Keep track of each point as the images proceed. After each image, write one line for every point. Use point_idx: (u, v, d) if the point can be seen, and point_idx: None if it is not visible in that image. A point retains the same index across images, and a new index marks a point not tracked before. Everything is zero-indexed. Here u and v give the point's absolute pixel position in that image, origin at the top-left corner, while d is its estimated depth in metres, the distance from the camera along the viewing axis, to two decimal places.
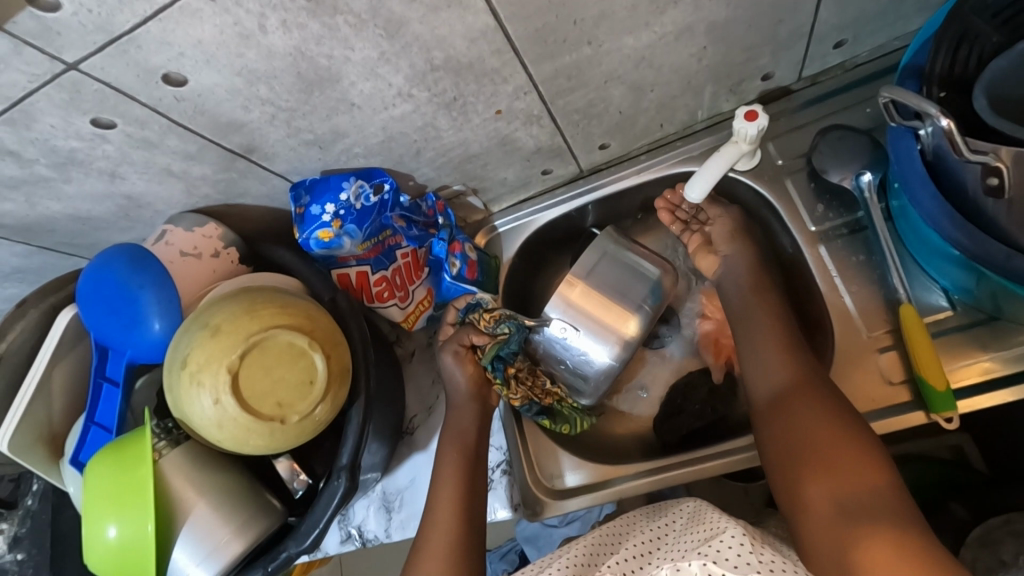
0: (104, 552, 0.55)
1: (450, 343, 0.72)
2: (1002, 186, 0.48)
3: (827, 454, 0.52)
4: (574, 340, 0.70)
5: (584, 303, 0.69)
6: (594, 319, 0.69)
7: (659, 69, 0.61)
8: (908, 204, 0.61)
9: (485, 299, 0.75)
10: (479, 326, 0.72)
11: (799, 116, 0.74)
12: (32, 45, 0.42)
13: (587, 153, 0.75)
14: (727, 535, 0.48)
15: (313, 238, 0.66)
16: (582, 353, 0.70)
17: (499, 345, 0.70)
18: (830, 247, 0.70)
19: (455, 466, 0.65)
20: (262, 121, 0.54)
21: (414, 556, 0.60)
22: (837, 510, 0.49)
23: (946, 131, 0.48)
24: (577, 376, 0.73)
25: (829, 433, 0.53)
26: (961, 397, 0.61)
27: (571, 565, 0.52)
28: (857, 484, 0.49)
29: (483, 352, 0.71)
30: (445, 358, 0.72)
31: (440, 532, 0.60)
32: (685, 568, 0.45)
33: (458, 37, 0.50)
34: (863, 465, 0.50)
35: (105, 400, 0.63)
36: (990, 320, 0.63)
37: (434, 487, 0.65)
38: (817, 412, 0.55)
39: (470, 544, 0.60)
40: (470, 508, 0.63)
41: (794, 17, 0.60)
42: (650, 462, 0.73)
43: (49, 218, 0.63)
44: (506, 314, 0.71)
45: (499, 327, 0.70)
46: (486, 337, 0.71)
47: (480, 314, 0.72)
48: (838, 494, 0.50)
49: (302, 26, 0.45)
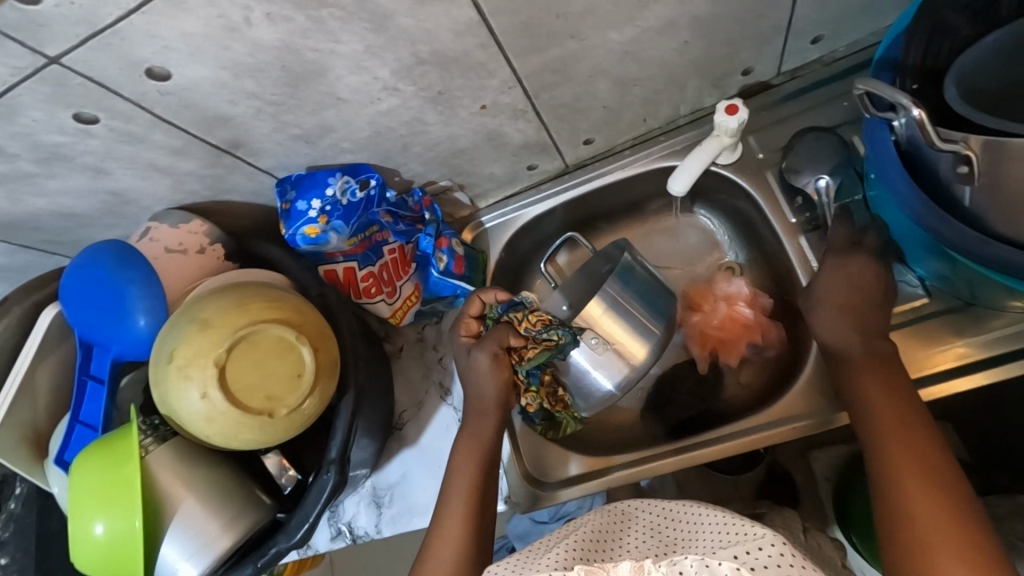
0: (91, 548, 0.55)
1: (493, 345, 0.66)
2: (972, 173, 0.49)
3: (888, 458, 0.50)
4: (596, 360, 0.69)
5: (613, 323, 0.69)
6: (618, 339, 0.69)
7: (641, 64, 0.62)
8: (882, 194, 0.63)
9: (527, 298, 0.71)
10: (520, 325, 0.67)
11: (777, 111, 0.76)
12: (15, 37, 0.42)
13: (572, 147, 0.75)
14: (762, 541, 0.43)
15: (299, 235, 0.65)
16: (594, 373, 0.69)
17: (550, 351, 0.66)
18: (810, 239, 0.73)
19: (469, 464, 0.63)
20: (248, 116, 0.54)
21: (420, 557, 0.59)
22: (889, 517, 0.48)
23: (918, 121, 0.49)
24: (578, 395, 0.71)
25: (896, 436, 0.51)
26: (936, 380, 0.63)
27: (575, 551, 0.48)
28: (915, 498, 0.47)
29: (522, 357, 0.67)
30: (481, 357, 0.66)
31: (449, 532, 0.59)
32: (715, 566, 0.40)
33: (444, 31, 0.50)
34: (924, 479, 0.48)
35: (90, 399, 0.63)
36: (964, 306, 0.64)
37: (447, 488, 0.63)
38: (889, 413, 0.53)
39: (478, 536, 0.59)
40: (485, 514, 0.61)
41: (772, 13, 0.61)
42: (669, 446, 0.73)
43: (33, 215, 0.62)
44: (559, 322, 0.66)
45: (546, 333, 0.66)
46: (523, 339, 0.67)
47: (521, 314, 0.68)
48: (892, 504, 0.48)
49: (288, 18, 0.45)
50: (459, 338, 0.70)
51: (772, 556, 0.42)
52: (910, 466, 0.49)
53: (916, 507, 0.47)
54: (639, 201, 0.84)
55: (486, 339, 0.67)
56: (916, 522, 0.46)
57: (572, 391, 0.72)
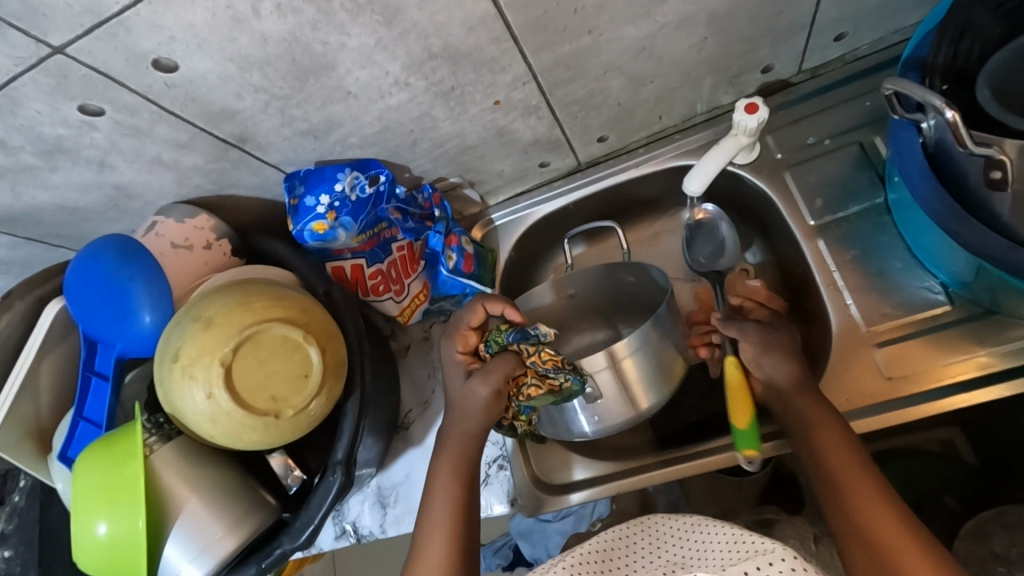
0: (94, 548, 0.54)
1: (498, 382, 0.59)
2: (1005, 179, 0.48)
3: (843, 481, 0.54)
4: (585, 403, 0.64)
5: (633, 367, 0.63)
6: (630, 385, 0.63)
7: (658, 60, 0.61)
8: (907, 197, 0.61)
9: (545, 332, 0.61)
10: (529, 360, 0.61)
11: (795, 110, 0.74)
12: (17, 27, 0.41)
13: (585, 145, 0.74)
14: (771, 556, 0.43)
15: (307, 231, 0.64)
16: (579, 413, 0.65)
17: (553, 395, 0.61)
18: (830, 239, 0.70)
19: (451, 465, 0.61)
20: (255, 110, 0.53)
21: (411, 556, 0.57)
22: (854, 533, 0.52)
23: (951, 123, 0.48)
24: (553, 419, 0.67)
25: (847, 458, 0.55)
26: (956, 391, 0.61)
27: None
28: (873, 513, 0.52)
29: (525, 394, 0.61)
30: (481, 391, 0.60)
31: (434, 539, 0.57)
32: None
33: (457, 25, 0.49)
34: (879, 495, 0.53)
35: (94, 395, 0.62)
36: (987, 314, 0.62)
37: (427, 495, 0.60)
38: (838, 437, 0.57)
39: (468, 541, 0.58)
40: (471, 522, 0.59)
41: (795, 8, 0.59)
42: (658, 457, 0.72)
43: (35, 208, 0.61)
44: (573, 366, 0.61)
45: (555, 375, 0.60)
46: (529, 372, 0.61)
47: (533, 346, 0.61)
48: (853, 522, 0.52)
49: (297, 10, 0.44)
50: (453, 350, 0.64)
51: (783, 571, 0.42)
52: (865, 485, 0.54)
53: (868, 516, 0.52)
54: (651, 200, 0.83)
55: (493, 369, 0.60)
56: (872, 521, 0.51)
57: (544, 418, 0.68)
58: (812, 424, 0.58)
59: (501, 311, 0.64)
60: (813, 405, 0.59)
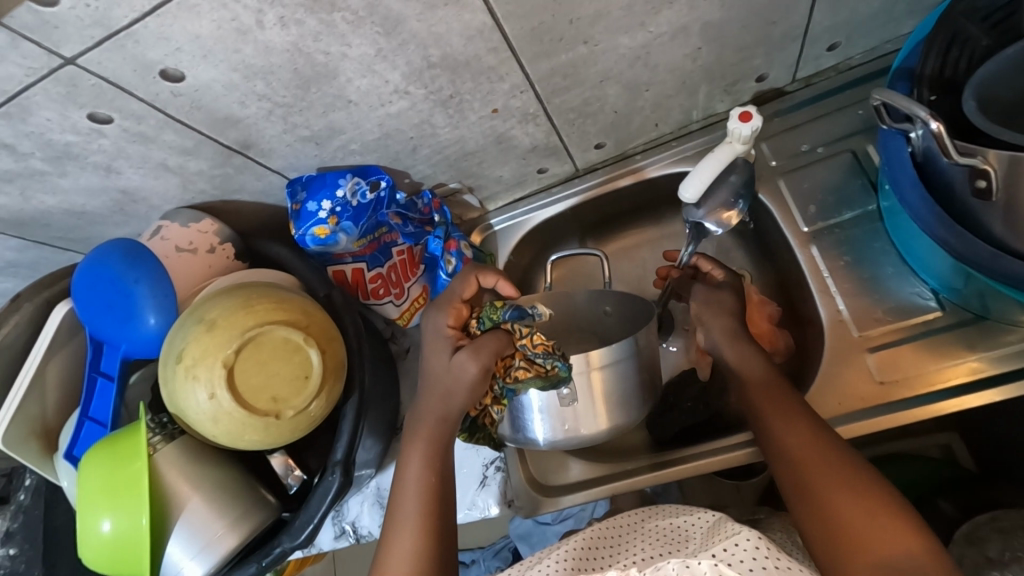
0: (99, 545, 0.56)
1: (488, 360, 0.56)
2: (990, 188, 0.48)
3: (813, 479, 0.53)
4: (556, 409, 0.62)
5: (601, 380, 0.61)
6: (595, 395, 0.62)
7: (653, 69, 0.62)
8: (897, 205, 0.63)
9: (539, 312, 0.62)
10: (520, 342, 0.58)
11: (789, 118, 0.75)
12: (30, 39, 0.42)
13: (583, 152, 0.75)
14: (738, 537, 0.44)
15: (308, 236, 0.66)
16: (536, 418, 0.63)
17: (541, 381, 0.58)
18: (822, 245, 0.71)
19: (422, 454, 0.59)
20: (259, 117, 0.54)
21: (379, 555, 0.56)
22: (824, 529, 0.50)
23: (936, 134, 0.48)
24: (510, 422, 0.65)
25: (817, 449, 0.55)
26: (948, 395, 0.61)
27: (566, 562, 0.49)
28: (842, 501, 0.51)
29: (514, 377, 0.58)
30: (470, 369, 0.56)
31: (407, 540, 0.55)
32: (695, 566, 0.42)
33: (455, 35, 0.50)
34: (851, 488, 0.51)
35: (100, 395, 0.63)
36: (978, 319, 0.63)
37: (399, 483, 0.59)
38: (807, 430, 0.56)
39: (441, 535, 0.56)
40: (443, 517, 0.58)
41: (786, 19, 0.60)
42: (651, 460, 0.73)
43: (44, 212, 0.63)
44: (561, 350, 0.58)
45: (545, 360, 0.57)
46: (520, 357, 0.58)
47: (526, 328, 0.58)
48: (823, 517, 0.51)
49: (299, 22, 0.45)
50: (442, 322, 0.60)
51: (748, 550, 0.43)
52: (839, 480, 0.52)
53: (836, 500, 0.51)
54: (649, 204, 0.84)
55: (483, 347, 0.56)
56: (837, 508, 0.50)
57: (506, 418, 0.65)
58: (782, 425, 0.58)
59: (493, 285, 0.64)
60: (783, 402, 0.59)
